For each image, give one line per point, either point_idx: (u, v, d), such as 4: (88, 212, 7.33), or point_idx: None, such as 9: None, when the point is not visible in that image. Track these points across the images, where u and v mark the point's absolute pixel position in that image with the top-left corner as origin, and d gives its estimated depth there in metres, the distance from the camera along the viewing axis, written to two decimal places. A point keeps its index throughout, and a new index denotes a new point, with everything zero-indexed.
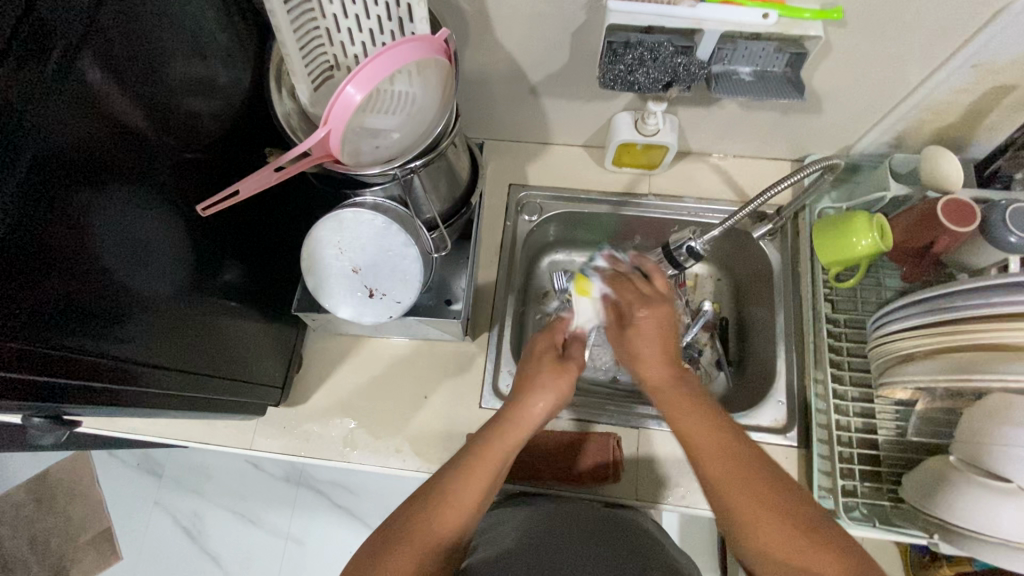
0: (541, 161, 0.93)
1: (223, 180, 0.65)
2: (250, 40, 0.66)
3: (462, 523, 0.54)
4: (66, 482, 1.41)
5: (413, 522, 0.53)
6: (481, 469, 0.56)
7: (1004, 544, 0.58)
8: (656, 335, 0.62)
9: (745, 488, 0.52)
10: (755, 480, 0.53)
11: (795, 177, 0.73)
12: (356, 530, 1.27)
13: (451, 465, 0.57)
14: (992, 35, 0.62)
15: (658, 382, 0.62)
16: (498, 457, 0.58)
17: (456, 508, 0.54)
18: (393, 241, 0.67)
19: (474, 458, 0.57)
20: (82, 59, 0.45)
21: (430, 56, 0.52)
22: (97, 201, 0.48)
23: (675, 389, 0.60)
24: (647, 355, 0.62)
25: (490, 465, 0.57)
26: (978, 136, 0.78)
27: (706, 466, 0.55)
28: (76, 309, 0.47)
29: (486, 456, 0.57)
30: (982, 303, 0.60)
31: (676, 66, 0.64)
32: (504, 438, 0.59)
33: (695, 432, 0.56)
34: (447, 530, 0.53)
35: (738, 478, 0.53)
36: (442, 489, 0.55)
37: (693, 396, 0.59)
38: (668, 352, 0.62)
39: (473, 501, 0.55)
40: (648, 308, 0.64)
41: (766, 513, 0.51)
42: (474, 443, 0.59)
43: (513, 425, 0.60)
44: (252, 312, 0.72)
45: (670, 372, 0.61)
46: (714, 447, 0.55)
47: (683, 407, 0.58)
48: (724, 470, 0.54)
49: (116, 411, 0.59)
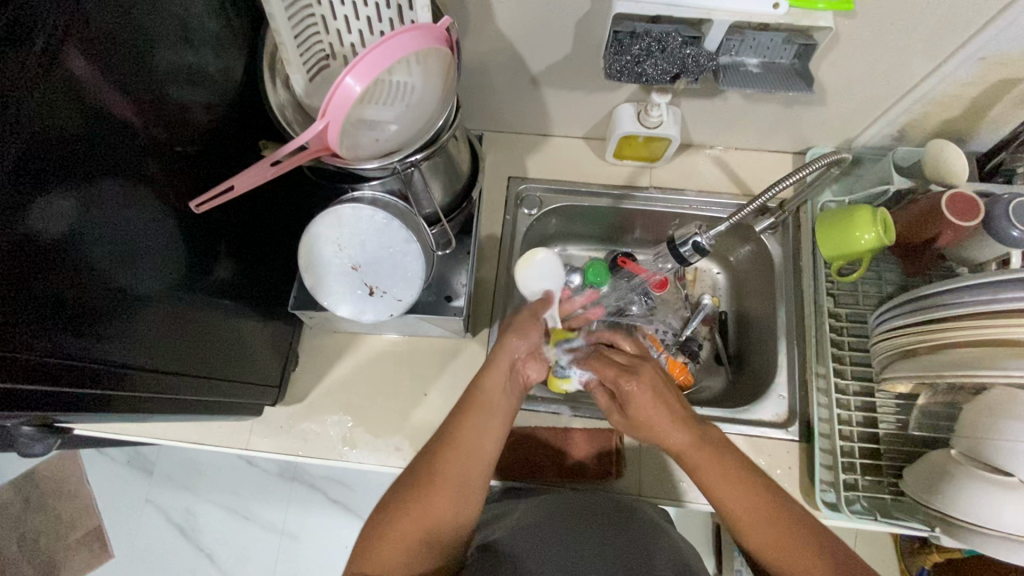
0: (540, 153, 0.92)
1: (216, 175, 0.62)
2: (243, 28, 0.64)
3: (464, 477, 0.57)
4: (55, 481, 1.38)
5: (419, 478, 0.57)
6: (474, 410, 0.60)
7: (1004, 537, 0.59)
8: (654, 404, 0.61)
9: (783, 553, 0.53)
10: (780, 532, 0.54)
11: (801, 172, 0.72)
12: (352, 525, 1.27)
13: (451, 412, 0.61)
14: (1001, 27, 0.61)
15: (682, 448, 0.59)
16: (490, 399, 0.61)
17: (460, 449, 0.58)
18: (394, 237, 0.66)
19: (467, 405, 0.61)
20: (67, 48, 0.42)
21: (431, 45, 0.50)
22: (84, 199, 0.45)
23: (703, 455, 0.58)
24: (659, 424, 0.60)
25: (484, 408, 0.61)
26: (982, 129, 0.77)
27: (745, 532, 0.56)
28: (65, 309, 0.45)
29: (480, 397, 0.61)
30: (1000, 303, 0.59)
31: (684, 58, 0.63)
32: (492, 376, 0.63)
33: (731, 499, 0.56)
34: (453, 477, 0.57)
35: (772, 543, 0.54)
36: (445, 440, 0.59)
37: (722, 457, 0.58)
38: (676, 418, 0.60)
39: (472, 445, 0.58)
40: (632, 378, 0.62)
41: (788, 553, 0.53)
42: (470, 390, 0.63)
43: (497, 363, 0.64)
44: (246, 311, 0.70)
45: (691, 436, 0.59)
46: (757, 516, 0.55)
47: (713, 475, 0.57)
48: (763, 536, 0.54)
49: (105, 417, 0.57)
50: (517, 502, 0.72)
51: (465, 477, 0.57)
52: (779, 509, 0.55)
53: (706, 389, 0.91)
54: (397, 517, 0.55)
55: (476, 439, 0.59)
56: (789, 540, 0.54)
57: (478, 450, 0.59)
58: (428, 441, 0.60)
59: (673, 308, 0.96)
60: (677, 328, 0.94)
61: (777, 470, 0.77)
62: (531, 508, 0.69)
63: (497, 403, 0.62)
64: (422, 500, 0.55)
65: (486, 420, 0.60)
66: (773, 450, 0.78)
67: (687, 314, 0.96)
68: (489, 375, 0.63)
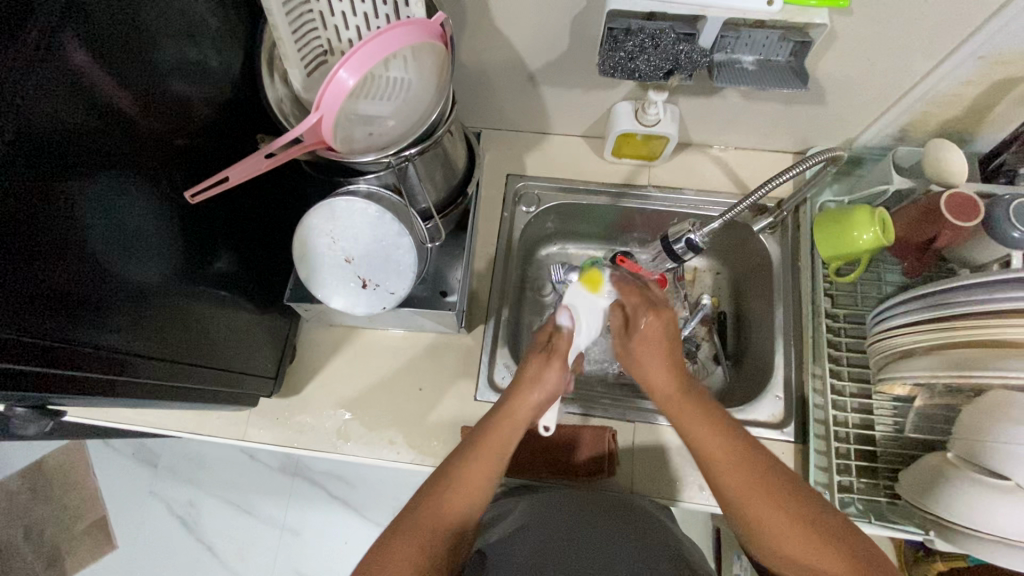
0: (540, 151, 0.92)
1: (213, 166, 0.63)
2: (243, 22, 0.64)
3: (468, 508, 0.57)
4: (63, 471, 1.40)
5: (425, 509, 0.56)
6: (484, 451, 0.59)
7: (1000, 541, 0.58)
8: (663, 343, 0.62)
9: (779, 508, 0.53)
10: (784, 503, 0.53)
11: (799, 168, 0.71)
12: (352, 521, 1.28)
13: (460, 448, 0.60)
14: (1001, 25, 0.60)
15: (668, 394, 0.61)
16: (500, 439, 0.60)
17: (465, 491, 0.58)
18: (387, 230, 0.66)
19: (480, 441, 0.60)
20: (66, 37, 0.43)
21: (425, 39, 0.51)
22: (80, 189, 0.46)
23: (685, 402, 0.60)
24: (654, 364, 0.61)
25: (492, 451, 0.59)
26: (984, 129, 0.77)
27: (724, 480, 0.55)
28: (63, 295, 0.46)
29: (491, 438, 0.60)
30: (997, 301, 0.58)
31: (677, 54, 0.63)
32: (503, 425, 0.60)
33: (722, 458, 0.56)
34: (454, 516, 0.57)
35: (758, 492, 0.54)
36: (452, 472, 0.58)
37: (702, 408, 0.59)
38: (674, 364, 0.62)
39: (478, 482, 0.58)
40: (653, 313, 0.63)
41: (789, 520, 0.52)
42: (479, 427, 0.61)
43: (509, 413, 0.61)
44: (243, 301, 0.71)
45: (679, 388, 0.60)
46: (737, 462, 0.55)
47: (698, 423, 0.58)
48: (743, 480, 0.55)
49: (101, 402, 0.58)
50: (517, 502, 0.73)
51: (465, 515, 0.57)
52: (825, 518, 0.52)
53: (703, 389, 0.91)
54: (394, 546, 0.54)
55: (481, 483, 0.58)
56: (804, 527, 0.52)
57: (482, 492, 0.58)
58: (433, 473, 0.59)
59: (672, 307, 0.95)
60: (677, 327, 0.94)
61: None
62: (529, 507, 0.70)
63: (507, 447, 0.60)
64: (427, 531, 0.55)
65: (493, 463, 0.59)
66: (768, 451, 0.77)
67: (686, 314, 0.95)
68: (501, 423, 0.60)
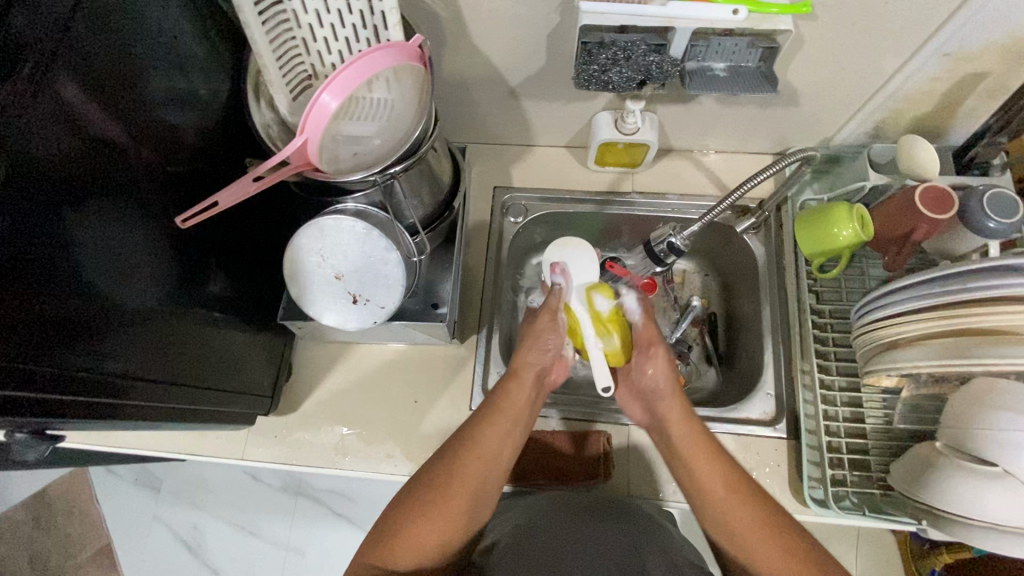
0: (524, 163, 0.94)
1: (204, 191, 0.65)
2: (229, 51, 0.67)
3: (479, 487, 0.60)
4: (65, 500, 1.40)
5: (440, 479, 0.59)
6: (498, 418, 0.63)
7: (990, 527, 0.59)
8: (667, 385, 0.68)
9: (768, 541, 0.58)
10: (777, 542, 0.57)
11: (774, 169, 0.72)
12: (355, 538, 1.28)
13: (474, 416, 0.64)
14: (959, 24, 0.62)
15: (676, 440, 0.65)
16: (513, 407, 0.65)
17: (479, 455, 0.61)
18: (375, 247, 0.68)
19: (495, 407, 0.64)
20: (58, 75, 0.45)
21: (404, 61, 0.53)
22: (76, 218, 0.48)
23: (696, 448, 0.63)
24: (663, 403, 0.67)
25: (508, 415, 0.64)
26: (957, 122, 0.79)
27: (736, 534, 0.59)
28: (59, 321, 0.47)
29: (502, 407, 0.64)
30: (982, 287, 0.59)
31: (648, 65, 0.65)
32: (511, 391, 0.66)
33: (738, 516, 0.59)
34: (470, 483, 0.60)
35: (754, 536, 0.58)
36: (469, 441, 0.62)
37: (708, 451, 0.63)
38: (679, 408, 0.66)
39: (491, 447, 0.62)
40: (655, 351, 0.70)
41: (774, 551, 0.57)
42: (490, 401, 0.66)
43: (519, 377, 0.68)
44: (237, 321, 0.72)
45: (686, 429, 0.65)
46: (751, 518, 0.59)
47: (707, 470, 0.62)
48: (751, 533, 0.58)
49: (102, 425, 0.59)
50: (517, 506, 0.74)
51: (482, 479, 0.60)
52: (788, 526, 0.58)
53: (698, 389, 0.92)
54: (416, 518, 0.57)
55: (495, 449, 0.62)
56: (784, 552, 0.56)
57: (494, 458, 0.62)
58: (444, 446, 0.63)
59: (664, 310, 0.97)
60: (669, 330, 0.94)
61: (766, 468, 0.77)
62: (528, 509, 0.71)
63: (519, 413, 0.65)
64: (440, 505, 0.58)
65: (509, 427, 0.63)
66: (762, 448, 0.78)
67: (676, 316, 0.96)
68: (511, 387, 0.67)
